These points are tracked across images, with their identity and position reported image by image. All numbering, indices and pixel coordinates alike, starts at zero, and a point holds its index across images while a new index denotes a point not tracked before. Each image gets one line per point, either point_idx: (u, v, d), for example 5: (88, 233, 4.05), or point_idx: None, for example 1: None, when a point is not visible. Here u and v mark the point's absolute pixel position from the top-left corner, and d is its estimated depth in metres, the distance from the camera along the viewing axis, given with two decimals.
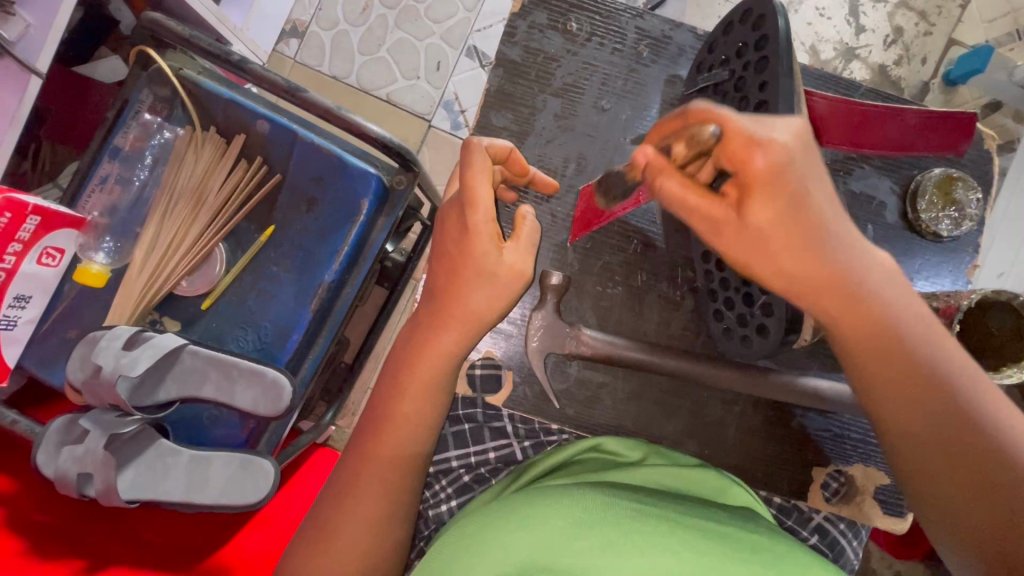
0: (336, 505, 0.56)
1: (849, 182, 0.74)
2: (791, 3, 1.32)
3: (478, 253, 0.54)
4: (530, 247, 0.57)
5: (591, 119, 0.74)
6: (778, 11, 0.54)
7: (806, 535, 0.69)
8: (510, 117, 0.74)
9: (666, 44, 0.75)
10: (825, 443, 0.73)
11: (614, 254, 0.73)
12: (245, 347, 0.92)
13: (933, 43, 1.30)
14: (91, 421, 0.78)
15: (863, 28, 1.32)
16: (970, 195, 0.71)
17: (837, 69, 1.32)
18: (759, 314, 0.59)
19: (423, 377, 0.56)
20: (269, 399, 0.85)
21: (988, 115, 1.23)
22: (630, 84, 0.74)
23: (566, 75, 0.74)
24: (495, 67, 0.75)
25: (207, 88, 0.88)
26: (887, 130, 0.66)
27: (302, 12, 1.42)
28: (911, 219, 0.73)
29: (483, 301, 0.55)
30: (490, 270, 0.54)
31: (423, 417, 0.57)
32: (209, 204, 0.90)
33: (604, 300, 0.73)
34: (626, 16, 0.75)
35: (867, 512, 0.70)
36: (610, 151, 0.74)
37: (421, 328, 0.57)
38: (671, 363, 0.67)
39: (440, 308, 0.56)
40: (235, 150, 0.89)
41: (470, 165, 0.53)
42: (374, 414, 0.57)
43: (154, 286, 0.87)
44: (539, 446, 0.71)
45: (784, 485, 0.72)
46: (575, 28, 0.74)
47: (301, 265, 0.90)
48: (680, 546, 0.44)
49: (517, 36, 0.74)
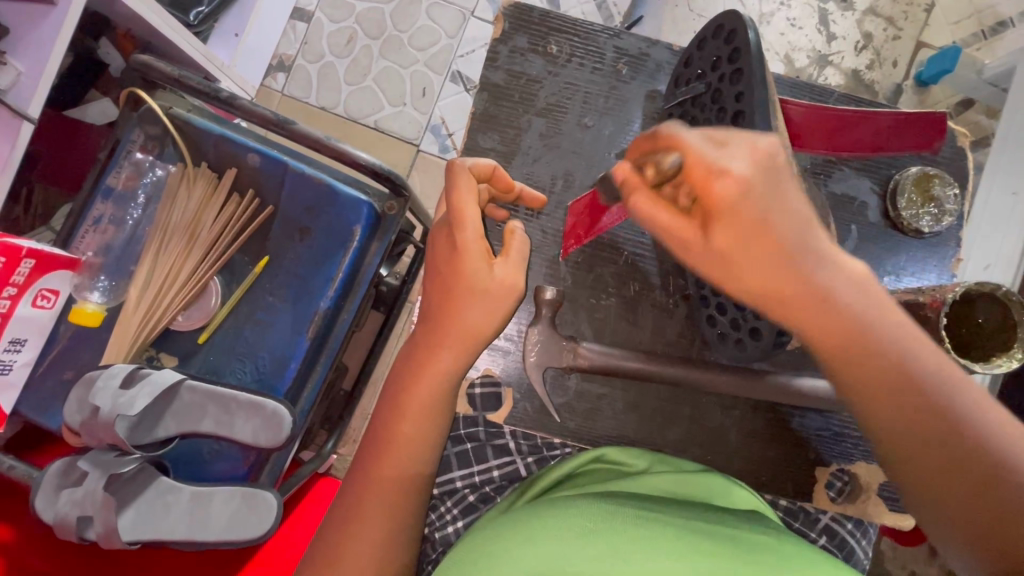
0: (343, 529, 0.55)
1: (829, 184, 0.70)
2: (763, 16, 1.44)
3: (469, 271, 0.55)
4: (520, 261, 0.58)
5: (575, 136, 0.75)
6: (748, 24, 0.55)
7: (815, 536, 0.64)
8: (497, 138, 0.74)
9: (644, 61, 0.75)
10: (824, 443, 0.71)
11: (606, 265, 0.73)
12: (243, 379, 0.91)
13: (903, 46, 1.41)
14: (90, 462, 0.78)
15: (835, 36, 1.42)
16: (948, 191, 0.66)
17: (812, 74, 1.43)
18: (750, 317, 0.57)
19: (424, 399, 0.56)
20: (270, 430, 0.85)
21: (963, 112, 1.36)
22: (611, 101, 0.75)
23: (549, 95, 0.75)
24: (480, 89, 0.76)
25: (198, 125, 0.90)
26: (860, 132, 0.64)
27: (288, 46, 1.46)
28: (893, 217, 0.69)
29: (480, 314, 0.55)
30: (482, 286, 0.55)
31: (425, 439, 0.57)
32: (202, 238, 0.90)
33: (599, 311, 0.72)
34: (604, 36, 0.76)
35: (871, 509, 0.68)
36: (595, 167, 0.74)
37: (420, 349, 0.57)
38: (674, 370, 0.66)
39: (438, 324, 0.56)
40: (228, 183, 0.91)
41: (455, 188, 0.55)
42: (376, 436, 0.57)
43: (152, 321, 0.87)
44: (544, 462, 0.67)
45: (790, 488, 0.69)
46: (555, 50, 0.76)
47: (296, 294, 0.91)
48: (688, 549, 0.44)
49: (500, 60, 0.75)
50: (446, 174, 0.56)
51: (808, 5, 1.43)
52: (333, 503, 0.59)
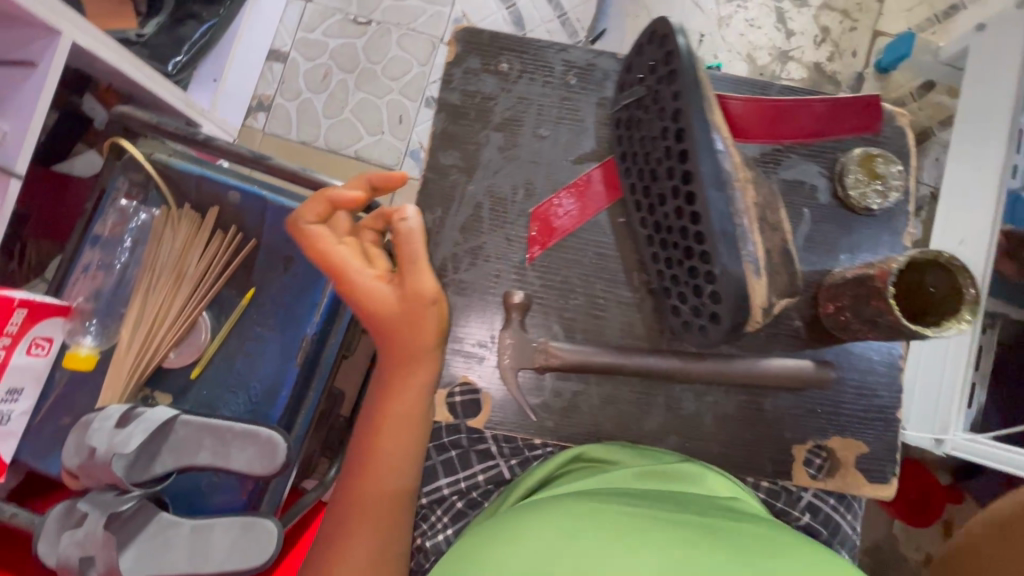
0: (338, 539, 0.60)
1: (779, 172, 0.67)
2: (723, 20, 1.53)
3: (378, 303, 0.63)
4: (420, 261, 0.62)
5: (533, 147, 0.67)
6: (677, 30, 0.56)
7: (798, 515, 0.65)
8: (457, 155, 0.66)
9: (592, 72, 0.68)
10: (815, 420, 0.64)
11: (570, 267, 0.65)
12: (237, 410, 0.93)
13: (858, 37, 1.51)
14: (90, 502, 0.80)
15: (793, 31, 1.52)
16: (892, 167, 0.66)
17: (775, 70, 1.53)
18: (709, 300, 0.56)
19: (398, 412, 0.63)
20: (265, 457, 0.86)
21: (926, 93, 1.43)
22: (565, 111, 0.67)
23: (505, 109, 0.67)
24: (435, 112, 0.67)
25: (178, 168, 0.94)
26: (794, 121, 0.64)
27: (266, 87, 1.53)
28: (842, 197, 0.67)
29: (405, 328, 0.62)
30: (398, 306, 0.62)
31: (404, 450, 0.62)
32: (190, 276, 0.93)
33: (569, 309, 0.65)
34: (552, 49, 0.68)
35: (854, 484, 0.64)
36: (555, 172, 0.67)
37: (384, 375, 0.65)
38: (642, 360, 0.63)
39: (388, 343, 0.64)
40: (211, 222, 0.94)
41: (328, 250, 0.64)
42: (362, 449, 0.63)
43: (145, 359, 0.90)
44: (527, 463, 0.66)
45: (767, 467, 0.64)
46: (507, 68, 0.68)
47: (283, 322, 0.94)
48: (669, 545, 0.46)
49: (454, 81, 0.68)
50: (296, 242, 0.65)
51: (764, 5, 1.53)
52: (327, 516, 0.64)
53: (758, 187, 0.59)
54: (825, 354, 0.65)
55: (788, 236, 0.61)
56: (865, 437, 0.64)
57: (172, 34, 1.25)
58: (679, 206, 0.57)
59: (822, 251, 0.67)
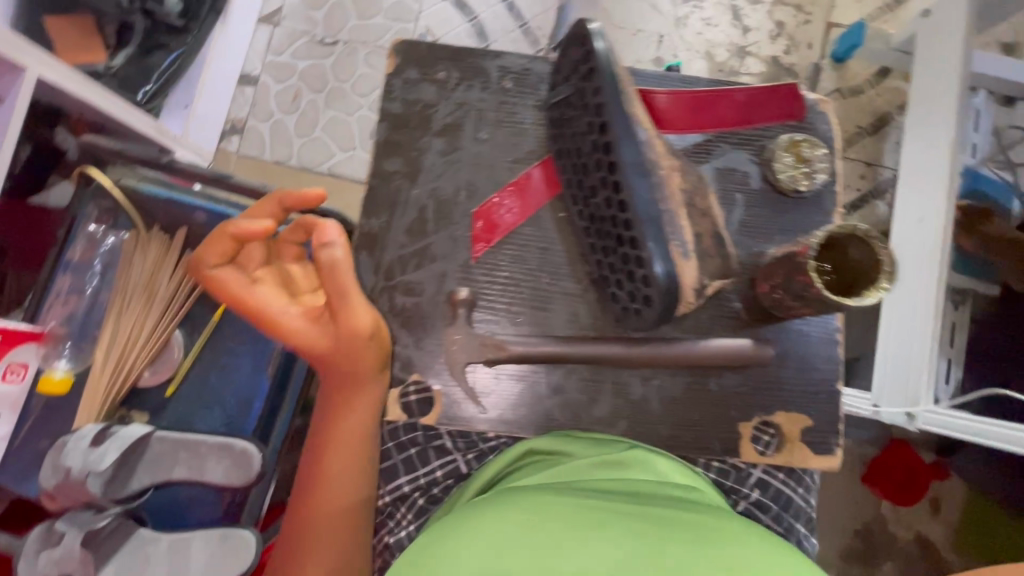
0: (300, 549, 0.67)
1: (711, 161, 0.70)
2: (680, 20, 1.57)
3: (316, 338, 0.66)
4: (350, 294, 0.64)
5: (474, 150, 0.69)
6: (596, 33, 0.59)
7: (748, 492, 0.67)
8: (400, 161, 0.69)
9: (528, 76, 0.70)
10: (759, 397, 0.66)
11: (515, 262, 0.68)
12: (213, 424, 0.95)
13: (813, 29, 1.56)
14: (68, 522, 0.82)
15: (749, 27, 1.57)
16: (816, 152, 0.70)
17: (735, 66, 1.56)
18: (641, 285, 0.58)
19: (343, 436, 0.68)
20: (241, 467, 0.88)
21: (883, 80, 1.54)
22: (503, 113, 0.70)
23: (445, 116, 0.70)
24: (378, 121, 0.70)
25: (145, 193, 0.96)
26: (717, 110, 0.68)
27: (239, 110, 1.57)
28: (773, 181, 0.70)
29: (343, 361, 0.65)
30: (338, 343, 0.65)
31: (352, 467, 0.68)
32: (161, 296, 0.96)
33: (515, 304, 0.67)
34: (486, 57, 0.71)
35: (800, 457, 0.66)
36: (496, 173, 0.69)
37: (329, 399, 0.69)
38: (584, 349, 0.65)
39: (330, 370, 0.68)
40: (179, 243, 0.97)
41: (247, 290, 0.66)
42: (313, 468, 0.69)
43: (120, 378, 0.92)
44: (483, 456, 0.67)
45: (716, 447, 0.66)
46: (445, 76, 0.71)
47: (254, 335, 0.96)
48: (626, 538, 0.48)
49: (395, 91, 0.71)
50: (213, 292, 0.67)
51: (719, 5, 1.58)
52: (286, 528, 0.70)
53: (685, 175, 0.62)
54: (767, 332, 0.67)
55: (719, 222, 0.64)
56: (809, 411, 0.66)
57: (140, 64, 1.28)
58: (608, 199, 0.59)
59: (755, 235, 0.70)
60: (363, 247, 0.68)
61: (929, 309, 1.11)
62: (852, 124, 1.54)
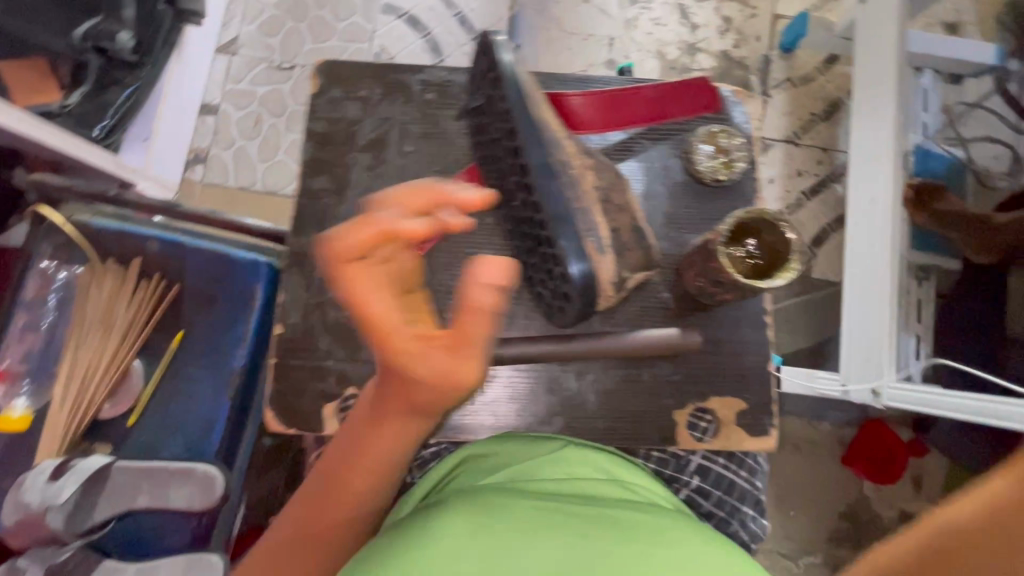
0: (277, 552, 0.52)
1: (631, 158, 0.72)
2: (630, 22, 1.60)
3: (392, 363, 0.40)
4: (464, 337, 0.40)
5: (399, 163, 0.71)
6: (501, 47, 0.61)
7: (688, 480, 0.70)
8: (328, 178, 0.71)
9: (448, 88, 0.73)
10: (692, 384, 0.68)
11: (446, 270, 0.70)
12: (176, 451, 0.95)
13: (760, 22, 1.59)
14: (31, 558, 0.84)
15: (697, 25, 1.60)
16: (733, 141, 0.71)
17: (686, 62, 1.59)
18: (559, 281, 0.59)
19: (374, 463, 0.48)
20: (203, 491, 0.89)
21: (832, 66, 1.57)
22: (427, 125, 0.72)
23: (370, 131, 0.72)
24: (305, 140, 0.72)
25: (97, 226, 0.96)
26: (629, 107, 0.70)
27: (201, 140, 1.59)
28: (695, 172, 0.71)
29: (413, 402, 0.42)
30: (411, 376, 0.40)
31: (374, 492, 0.51)
32: (117, 328, 0.96)
33: (447, 311, 0.69)
34: (408, 72, 0.73)
35: (735, 440, 0.68)
36: (422, 184, 0.71)
37: (368, 418, 0.47)
38: (515, 348, 0.65)
39: (389, 393, 0.43)
40: (135, 272, 0.97)
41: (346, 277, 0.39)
42: (327, 478, 0.51)
43: (80, 412, 0.93)
44: (423, 463, 0.73)
45: (651, 435, 0.67)
46: (367, 94, 0.73)
47: (212, 360, 0.97)
48: (572, 538, 0.50)
49: (320, 111, 0.73)
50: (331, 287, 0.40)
51: (666, 5, 1.61)
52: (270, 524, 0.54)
53: (599, 172, 0.63)
54: (695, 320, 0.68)
55: (637, 214, 0.65)
56: (742, 394, 0.68)
57: (96, 101, 1.29)
58: (523, 202, 0.61)
59: (681, 227, 0.71)
60: (294, 265, 0.69)
61: (883, 290, 1.13)
62: (806, 111, 1.56)
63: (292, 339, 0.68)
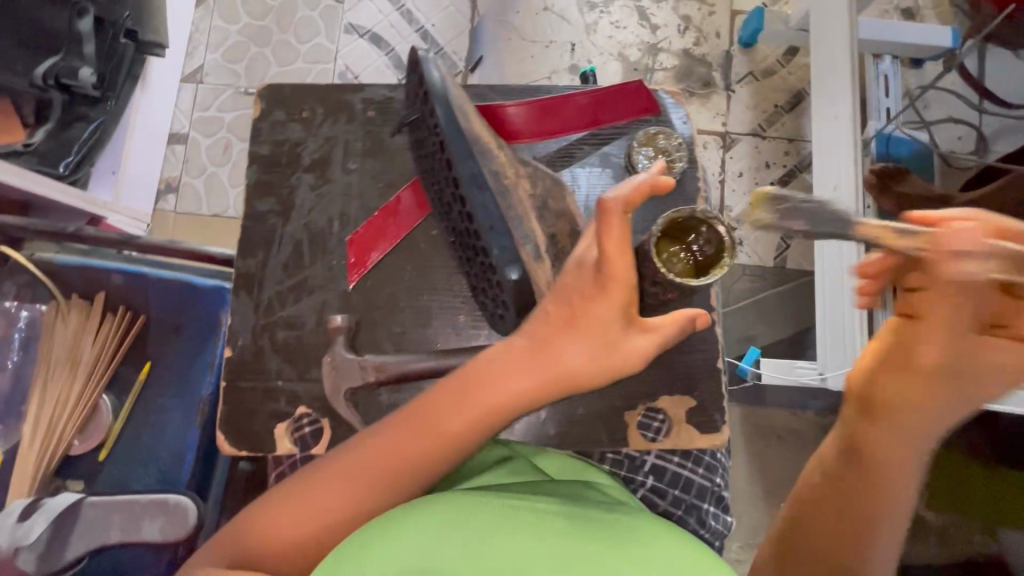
0: (342, 472, 0.53)
1: (574, 164, 0.73)
2: (591, 27, 1.61)
3: (601, 313, 0.52)
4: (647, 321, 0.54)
5: (344, 181, 0.72)
6: (427, 62, 0.62)
7: (643, 479, 0.74)
8: (273, 201, 0.72)
9: (389, 104, 0.73)
10: (638, 384, 0.70)
11: (393, 284, 0.70)
12: (149, 483, 0.96)
13: (719, 19, 1.61)
14: None
15: (657, 25, 1.61)
16: (673, 140, 0.72)
17: (649, 63, 1.60)
18: (498, 289, 0.60)
19: (489, 412, 0.53)
20: (176, 523, 0.88)
21: (792, 58, 1.59)
22: (370, 143, 0.73)
23: (314, 152, 0.73)
24: (250, 165, 0.73)
25: (59, 262, 0.97)
26: (563, 114, 0.71)
27: (172, 169, 1.58)
28: (636, 173, 0.72)
29: (580, 375, 0.52)
30: (608, 332, 0.52)
31: (466, 444, 0.53)
32: (84, 363, 0.97)
33: (397, 325, 0.69)
34: (349, 91, 0.74)
35: (687, 438, 0.69)
36: (367, 201, 0.71)
37: (501, 362, 0.54)
38: (460, 358, 0.65)
39: (550, 354, 0.53)
40: (99, 307, 0.97)
41: (613, 231, 0.51)
42: (431, 414, 0.54)
43: (50, 450, 0.93)
44: None
45: (603, 438, 0.69)
46: (310, 114, 0.73)
47: (181, 388, 0.98)
48: (546, 534, 0.47)
49: (263, 134, 0.73)
50: (600, 225, 0.51)
51: (626, 7, 1.62)
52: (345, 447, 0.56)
53: (536, 181, 0.65)
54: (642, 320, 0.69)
55: (579, 217, 0.66)
56: (692, 392, 0.70)
57: (60, 137, 1.30)
58: (460, 214, 0.62)
59: None
60: (242, 289, 0.70)
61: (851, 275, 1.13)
62: (770, 103, 1.57)
63: (243, 363, 0.68)
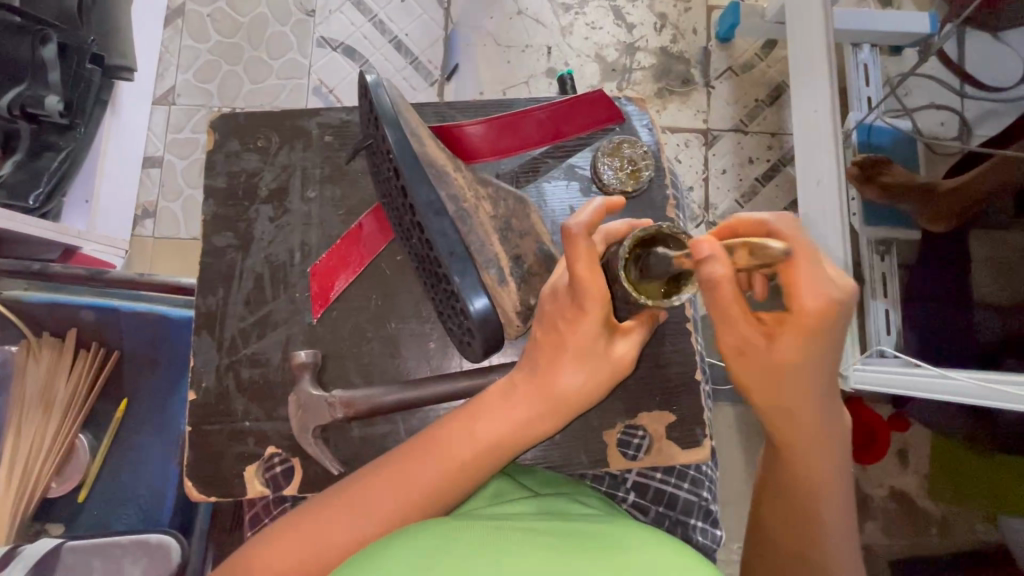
0: (335, 506, 0.52)
1: (540, 180, 0.71)
2: (566, 28, 1.59)
3: (589, 335, 0.52)
4: (637, 336, 0.55)
5: (303, 210, 0.70)
6: (377, 84, 0.59)
7: (626, 495, 0.73)
8: (232, 235, 0.69)
9: (347, 128, 0.71)
10: (615, 403, 0.68)
11: (359, 314, 0.68)
12: (131, 522, 0.94)
13: (695, 15, 1.59)
14: None
15: (633, 24, 1.59)
16: (638, 150, 0.71)
17: (626, 63, 1.58)
18: (463, 319, 0.57)
19: (494, 439, 0.54)
20: (158, 564, 0.86)
21: (770, 51, 1.57)
22: (330, 169, 0.70)
23: (272, 181, 0.70)
24: (207, 198, 0.71)
25: (27, 300, 0.92)
26: (524, 130, 0.69)
27: (147, 194, 1.53)
28: (602, 186, 0.71)
29: (577, 397, 0.54)
30: (600, 352, 0.53)
31: (472, 473, 0.54)
32: (59, 404, 0.94)
33: (365, 356, 0.67)
34: (305, 116, 0.72)
35: (668, 454, 0.67)
36: (327, 230, 0.69)
37: (501, 386, 0.55)
38: (430, 388, 0.63)
39: (542, 379, 0.54)
40: (71, 344, 0.95)
41: (584, 256, 0.49)
42: (429, 444, 0.54)
43: (26, 493, 0.91)
44: None
45: (583, 461, 0.68)
46: (265, 143, 0.71)
47: (161, 423, 0.98)
48: (546, 534, 0.45)
49: (218, 167, 0.71)
50: (576, 252, 0.49)
51: (600, 8, 1.60)
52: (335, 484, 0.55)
53: (497, 203, 0.63)
54: None
55: (544, 237, 0.65)
56: (670, 407, 0.68)
57: (29, 168, 1.27)
58: (420, 241, 0.59)
59: None
60: (204, 328, 0.68)
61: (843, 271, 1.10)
62: (750, 98, 1.55)
63: (208, 404, 0.67)
